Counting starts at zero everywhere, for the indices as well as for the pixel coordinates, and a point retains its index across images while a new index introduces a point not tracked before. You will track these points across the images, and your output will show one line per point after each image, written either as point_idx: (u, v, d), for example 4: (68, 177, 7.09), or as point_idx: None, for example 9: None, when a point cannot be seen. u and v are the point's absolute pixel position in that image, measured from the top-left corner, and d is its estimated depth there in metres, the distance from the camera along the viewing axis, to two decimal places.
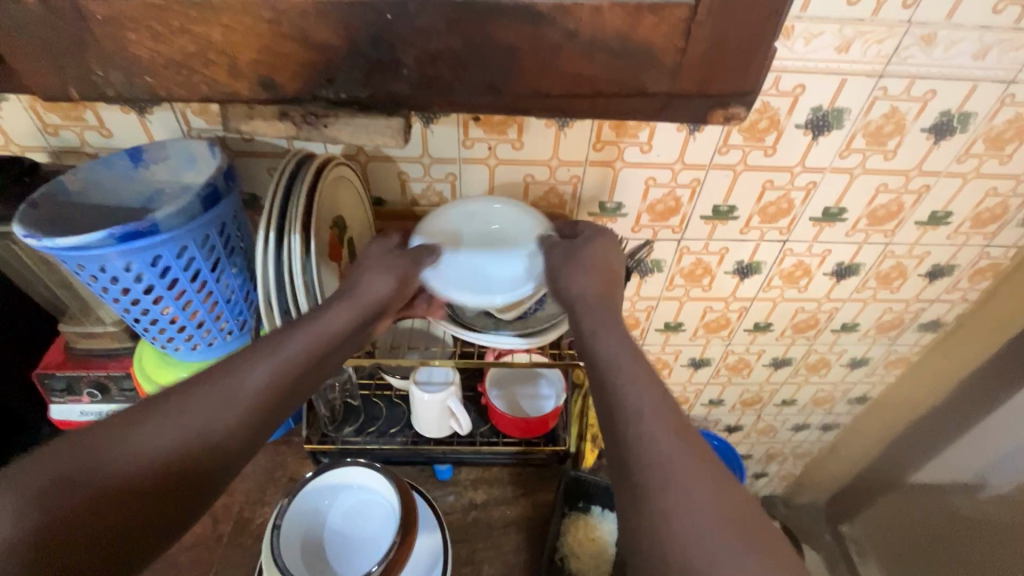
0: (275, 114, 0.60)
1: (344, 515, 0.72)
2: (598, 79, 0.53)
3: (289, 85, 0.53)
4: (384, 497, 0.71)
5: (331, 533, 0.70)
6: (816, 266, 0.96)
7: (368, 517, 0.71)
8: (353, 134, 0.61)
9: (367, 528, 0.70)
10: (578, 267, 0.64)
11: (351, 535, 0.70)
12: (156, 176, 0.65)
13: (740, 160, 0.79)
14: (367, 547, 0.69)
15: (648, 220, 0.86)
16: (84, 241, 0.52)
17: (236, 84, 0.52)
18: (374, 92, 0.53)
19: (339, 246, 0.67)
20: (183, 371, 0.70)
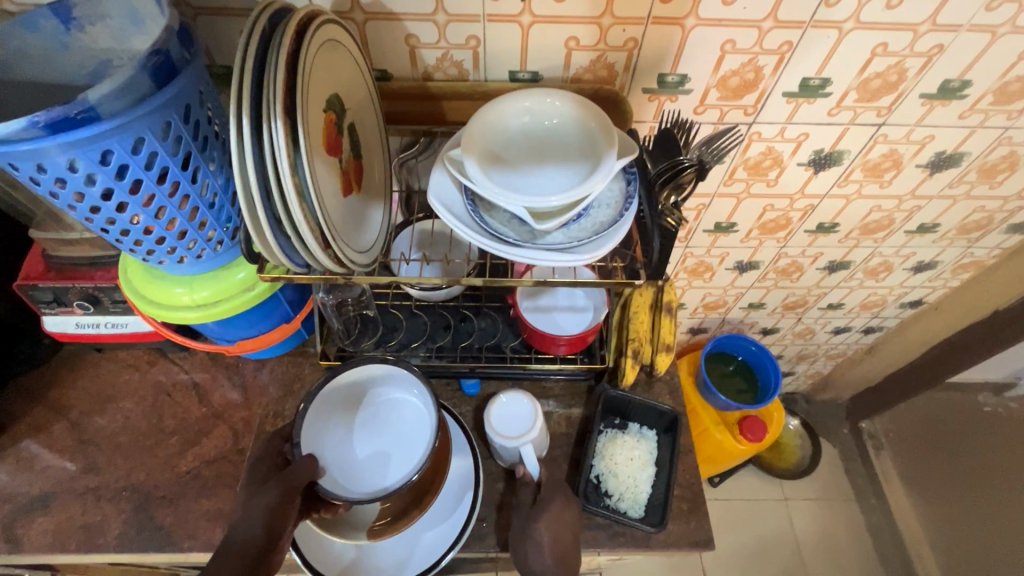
0: None
1: (370, 419, 0.66)
2: None
3: None
4: (414, 389, 0.66)
5: (361, 438, 0.65)
6: (910, 156, 0.80)
7: (399, 418, 0.66)
8: None
9: (401, 426, 0.66)
10: (544, 521, 0.60)
11: (384, 439, 0.65)
12: (98, 44, 0.52)
13: (852, 14, 0.60)
14: (402, 450, 0.64)
15: (717, 98, 0.69)
16: (1, 132, 0.39)
17: None
18: None
19: (338, 135, 0.53)
20: (175, 286, 0.61)
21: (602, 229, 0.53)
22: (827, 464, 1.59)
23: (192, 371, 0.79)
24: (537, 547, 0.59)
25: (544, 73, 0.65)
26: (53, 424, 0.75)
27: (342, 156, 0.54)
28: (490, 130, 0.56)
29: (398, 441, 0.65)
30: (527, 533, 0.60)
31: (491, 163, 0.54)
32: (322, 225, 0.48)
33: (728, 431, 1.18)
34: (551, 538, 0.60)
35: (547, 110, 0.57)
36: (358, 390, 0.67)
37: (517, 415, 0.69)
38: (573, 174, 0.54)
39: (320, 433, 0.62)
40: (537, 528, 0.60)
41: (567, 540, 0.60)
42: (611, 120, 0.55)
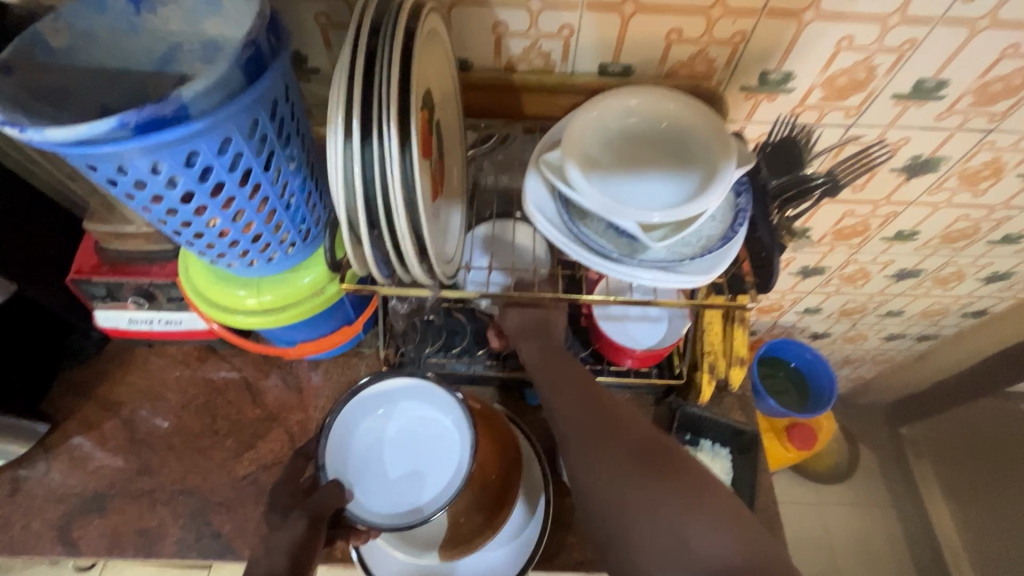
0: None
1: (403, 430, 0.64)
2: None
3: None
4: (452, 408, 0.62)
5: (390, 452, 0.62)
6: (1014, 164, 0.74)
7: (432, 434, 0.63)
8: None
9: (435, 446, 0.63)
10: (530, 337, 0.60)
11: (415, 457, 0.62)
12: (169, 26, 0.47)
13: (991, 11, 0.54)
14: (432, 471, 0.62)
15: (820, 98, 0.64)
16: (87, 133, 0.35)
17: None
18: None
19: (430, 135, 0.48)
20: (238, 289, 0.58)
21: (712, 247, 0.49)
22: (863, 469, 1.56)
23: (244, 368, 0.76)
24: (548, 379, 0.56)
25: (637, 67, 0.60)
26: (104, 422, 0.72)
27: (431, 159, 0.50)
28: (589, 129, 0.51)
29: (429, 460, 0.62)
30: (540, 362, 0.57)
31: (589, 167, 0.50)
32: (420, 237, 0.44)
33: (775, 438, 1.16)
34: (568, 398, 0.53)
35: (651, 113, 0.52)
36: (392, 398, 0.64)
37: None
38: (679, 185, 0.49)
39: (348, 443, 0.61)
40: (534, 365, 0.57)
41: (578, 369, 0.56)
42: (725, 126, 0.50)
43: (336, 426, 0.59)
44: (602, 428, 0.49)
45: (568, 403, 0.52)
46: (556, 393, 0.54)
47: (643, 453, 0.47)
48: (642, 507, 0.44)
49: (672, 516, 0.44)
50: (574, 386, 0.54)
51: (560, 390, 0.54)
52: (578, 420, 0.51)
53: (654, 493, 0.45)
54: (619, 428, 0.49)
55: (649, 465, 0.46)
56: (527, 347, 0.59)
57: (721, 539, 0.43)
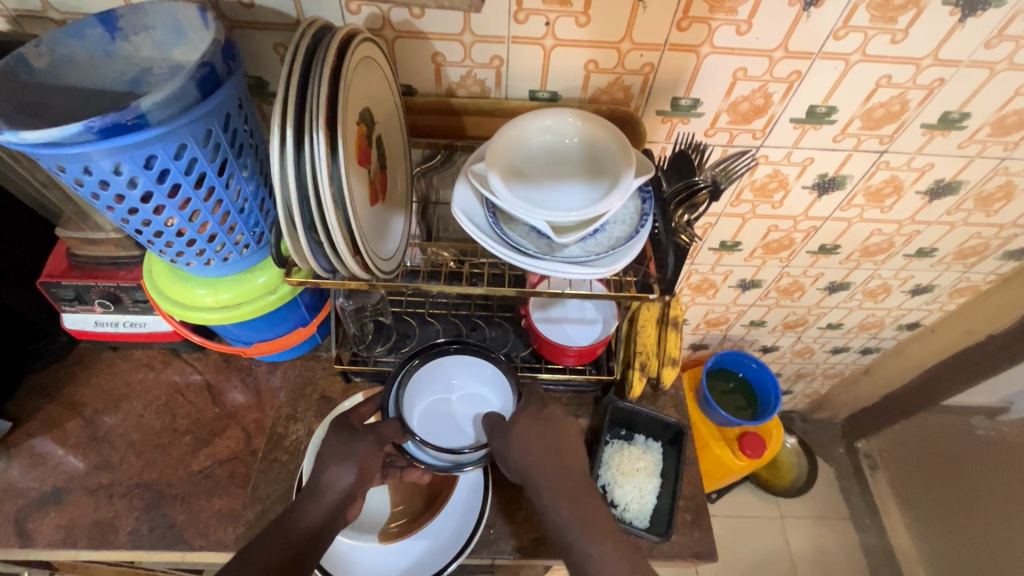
0: None
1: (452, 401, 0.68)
2: None
3: None
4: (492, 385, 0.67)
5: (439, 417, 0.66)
6: (911, 183, 0.83)
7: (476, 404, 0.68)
8: None
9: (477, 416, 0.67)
10: (519, 446, 0.60)
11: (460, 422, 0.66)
12: (140, 53, 0.54)
13: (858, 47, 0.63)
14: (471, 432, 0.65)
15: (727, 122, 0.72)
16: (57, 136, 0.41)
17: None
18: None
19: (368, 147, 0.55)
20: (198, 287, 0.62)
21: (618, 245, 0.55)
22: (823, 483, 1.60)
23: (205, 371, 0.80)
24: (525, 447, 0.60)
25: (563, 93, 0.68)
26: (66, 421, 0.75)
27: (370, 168, 0.56)
28: (514, 145, 0.59)
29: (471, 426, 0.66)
30: (511, 436, 0.60)
31: (511, 176, 0.57)
32: (353, 233, 0.50)
33: (727, 446, 1.20)
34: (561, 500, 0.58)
35: (568, 130, 0.59)
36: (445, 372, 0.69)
37: None
38: (589, 192, 0.56)
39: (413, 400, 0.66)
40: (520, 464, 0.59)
41: (553, 440, 0.61)
42: (628, 142, 0.57)
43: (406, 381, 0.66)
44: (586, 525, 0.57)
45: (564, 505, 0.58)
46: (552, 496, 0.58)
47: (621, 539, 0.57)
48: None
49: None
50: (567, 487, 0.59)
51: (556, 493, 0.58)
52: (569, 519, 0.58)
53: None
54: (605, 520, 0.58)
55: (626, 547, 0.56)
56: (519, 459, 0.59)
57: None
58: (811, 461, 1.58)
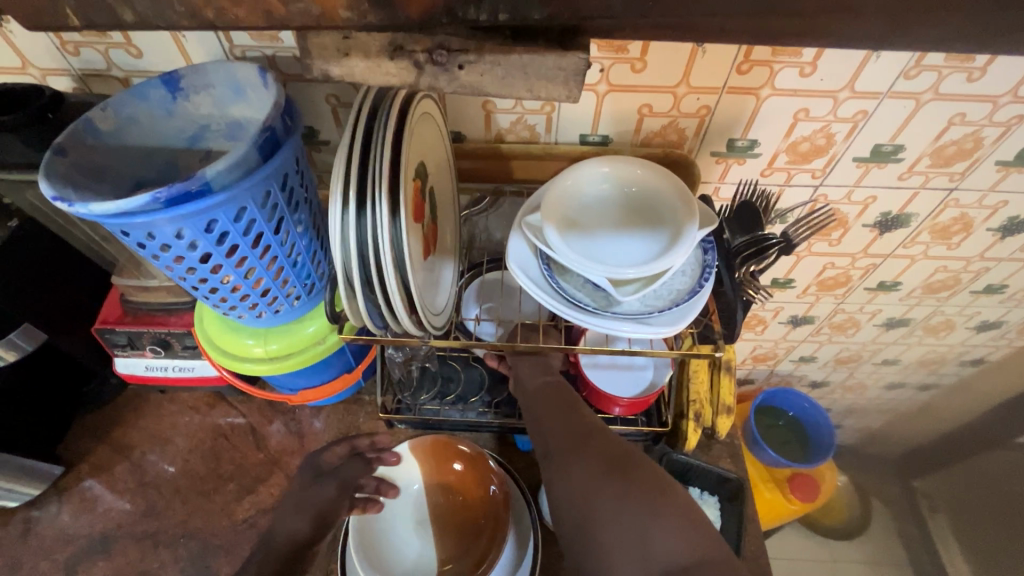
0: None
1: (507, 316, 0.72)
2: None
3: None
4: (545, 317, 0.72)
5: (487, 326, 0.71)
6: (982, 220, 0.78)
7: None
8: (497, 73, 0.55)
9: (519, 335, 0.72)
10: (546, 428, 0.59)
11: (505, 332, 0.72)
12: (199, 110, 0.55)
13: (931, 86, 0.60)
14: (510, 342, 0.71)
15: (786, 162, 0.69)
16: (126, 207, 0.41)
17: None
18: None
19: (422, 201, 0.54)
20: (247, 338, 0.62)
21: (681, 300, 0.53)
22: (876, 524, 1.51)
23: (249, 415, 0.80)
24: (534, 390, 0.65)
25: (614, 137, 0.66)
26: (115, 465, 0.76)
27: (423, 221, 0.55)
28: (567, 195, 0.57)
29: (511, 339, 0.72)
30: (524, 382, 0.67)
31: (565, 226, 0.55)
32: (409, 292, 0.48)
33: (776, 489, 1.15)
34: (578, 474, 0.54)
35: (623, 179, 0.58)
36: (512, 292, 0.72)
37: None
38: (649, 243, 0.54)
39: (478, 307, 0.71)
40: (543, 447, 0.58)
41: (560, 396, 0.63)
42: (687, 191, 0.55)
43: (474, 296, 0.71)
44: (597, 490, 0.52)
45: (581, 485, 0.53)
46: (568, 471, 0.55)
47: (615, 462, 0.53)
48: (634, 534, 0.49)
49: (621, 507, 0.50)
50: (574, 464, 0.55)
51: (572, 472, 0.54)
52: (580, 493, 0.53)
53: (615, 495, 0.51)
54: (586, 449, 0.55)
55: (622, 475, 0.52)
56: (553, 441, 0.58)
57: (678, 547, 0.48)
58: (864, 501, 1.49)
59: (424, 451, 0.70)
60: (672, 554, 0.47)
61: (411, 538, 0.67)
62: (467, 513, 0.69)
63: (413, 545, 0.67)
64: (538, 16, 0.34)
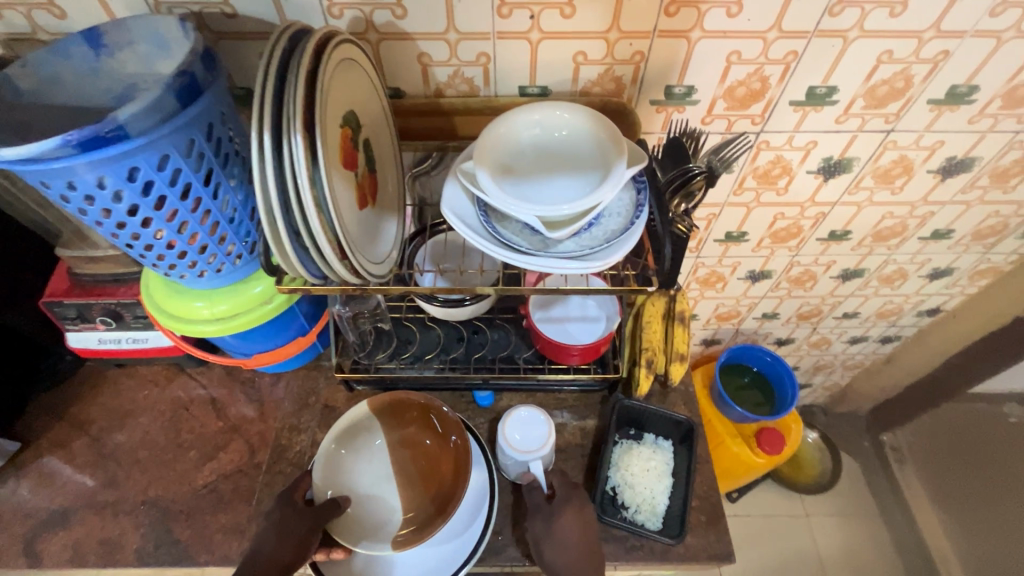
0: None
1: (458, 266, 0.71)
2: None
3: None
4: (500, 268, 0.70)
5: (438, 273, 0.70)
6: (921, 162, 0.80)
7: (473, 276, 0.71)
8: None
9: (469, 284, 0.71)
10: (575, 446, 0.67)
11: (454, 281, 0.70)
12: (125, 69, 0.53)
13: (856, 23, 0.61)
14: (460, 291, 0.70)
15: (724, 109, 0.70)
16: (38, 151, 0.41)
17: None
18: None
19: (354, 150, 0.54)
20: (195, 300, 0.62)
21: (614, 238, 0.53)
22: (848, 478, 1.55)
23: (209, 386, 0.80)
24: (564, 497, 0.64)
25: (553, 88, 0.67)
26: (74, 440, 0.76)
27: (357, 171, 0.56)
28: (501, 142, 0.58)
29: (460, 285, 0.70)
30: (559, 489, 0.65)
31: (498, 172, 0.56)
32: (338, 236, 0.49)
33: (745, 444, 1.16)
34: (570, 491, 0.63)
35: (557, 124, 0.58)
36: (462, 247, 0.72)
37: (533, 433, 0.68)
38: (582, 185, 0.55)
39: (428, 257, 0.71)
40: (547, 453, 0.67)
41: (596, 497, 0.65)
42: (620, 132, 0.56)
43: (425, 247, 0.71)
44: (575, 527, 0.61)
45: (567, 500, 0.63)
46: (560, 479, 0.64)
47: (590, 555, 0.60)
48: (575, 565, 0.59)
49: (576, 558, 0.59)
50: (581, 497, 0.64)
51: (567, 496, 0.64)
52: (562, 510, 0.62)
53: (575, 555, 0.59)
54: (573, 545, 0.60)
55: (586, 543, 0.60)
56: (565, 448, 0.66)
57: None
58: (835, 457, 1.53)
59: (384, 405, 0.70)
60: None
61: (376, 488, 0.67)
62: (430, 466, 0.68)
63: (378, 496, 0.67)
64: None
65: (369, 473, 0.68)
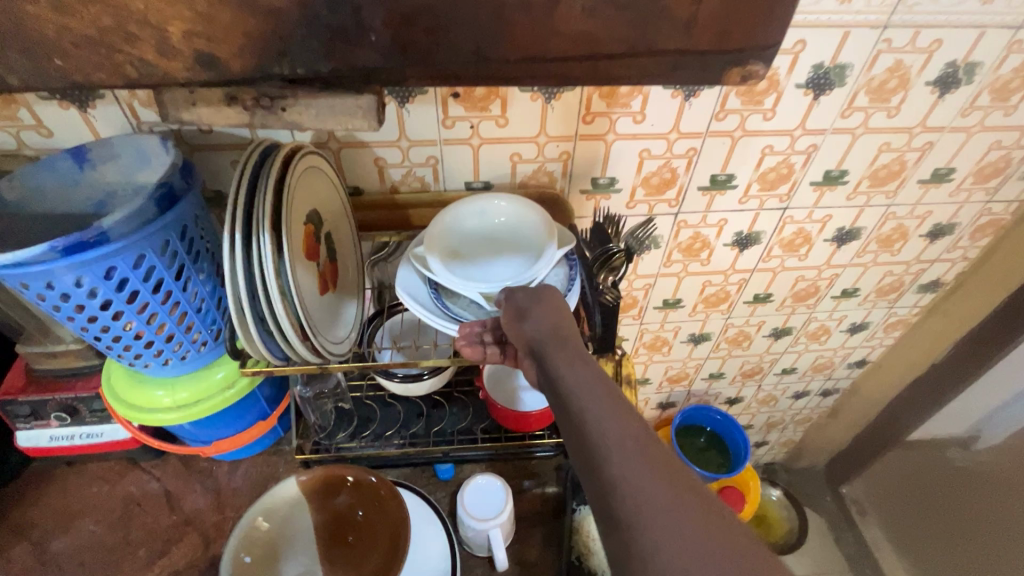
0: (221, 97, 0.52)
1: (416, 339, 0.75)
2: (594, 39, 0.45)
3: (233, 61, 0.43)
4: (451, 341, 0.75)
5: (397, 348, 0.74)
6: (817, 232, 0.93)
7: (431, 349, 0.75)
8: (315, 117, 0.52)
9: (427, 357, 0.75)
10: (542, 305, 0.56)
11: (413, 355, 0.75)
12: (105, 178, 0.59)
13: (738, 125, 0.75)
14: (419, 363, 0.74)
15: (644, 195, 0.82)
16: (24, 257, 0.46)
17: (169, 65, 0.43)
18: (339, 66, 0.45)
19: (317, 242, 0.61)
20: (155, 389, 0.65)
21: None
22: (815, 535, 1.57)
23: (164, 479, 0.79)
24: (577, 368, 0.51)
25: (494, 182, 0.77)
26: (12, 547, 0.72)
27: (319, 261, 0.62)
28: (446, 229, 0.65)
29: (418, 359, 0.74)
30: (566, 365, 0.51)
31: (446, 254, 0.63)
32: (301, 321, 0.54)
33: None
34: (655, 475, 0.42)
35: (495, 211, 0.67)
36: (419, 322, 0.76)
37: (490, 501, 0.70)
38: (520, 264, 0.63)
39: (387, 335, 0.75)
40: (563, 380, 0.50)
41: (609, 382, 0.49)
42: (551, 218, 0.64)
43: (387, 324, 0.76)
44: (693, 525, 0.39)
45: (632, 465, 0.42)
46: (623, 451, 0.43)
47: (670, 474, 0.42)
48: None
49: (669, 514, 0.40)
50: (643, 429, 0.45)
51: (626, 428, 0.45)
52: (678, 525, 0.39)
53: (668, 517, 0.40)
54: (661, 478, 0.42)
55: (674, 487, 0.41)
56: (533, 324, 0.55)
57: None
58: (800, 512, 1.56)
59: (308, 485, 0.67)
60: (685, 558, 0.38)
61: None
62: (360, 537, 0.66)
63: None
64: (326, 68, 0.45)
65: (296, 560, 0.64)
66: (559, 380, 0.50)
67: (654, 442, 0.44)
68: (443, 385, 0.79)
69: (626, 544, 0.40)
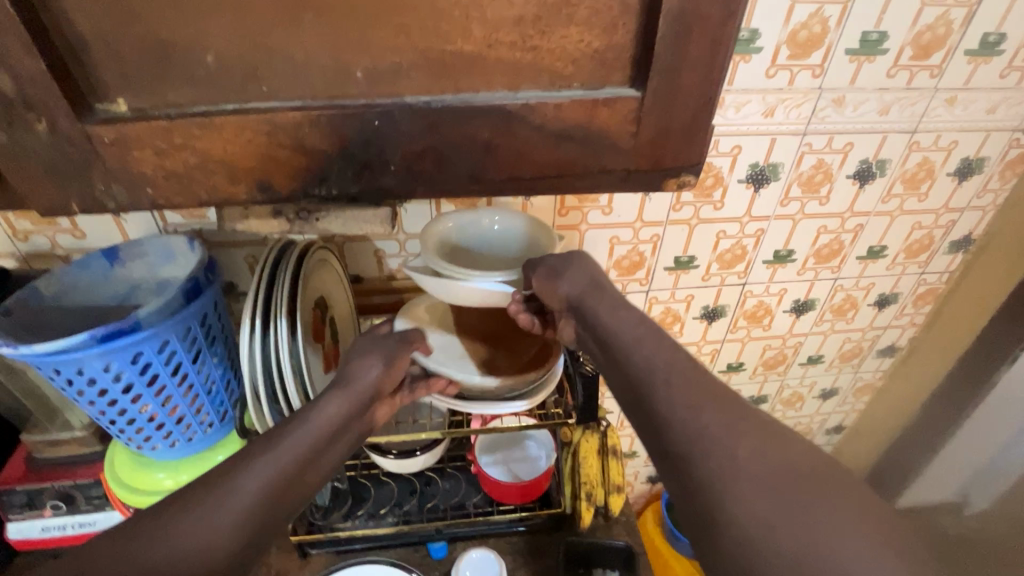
0: (268, 212, 0.55)
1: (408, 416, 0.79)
2: (566, 163, 0.45)
3: (283, 187, 0.44)
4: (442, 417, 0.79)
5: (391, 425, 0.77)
6: (776, 304, 1.02)
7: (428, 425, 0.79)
8: (339, 228, 0.56)
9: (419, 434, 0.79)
10: (571, 269, 0.61)
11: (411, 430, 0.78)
12: (133, 274, 0.67)
13: (693, 215, 0.86)
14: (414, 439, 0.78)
15: (616, 275, 0.91)
16: (64, 344, 0.51)
17: (232, 189, 0.43)
18: (366, 188, 0.45)
19: (322, 326, 0.67)
20: (158, 472, 0.67)
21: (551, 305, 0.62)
22: None
23: None
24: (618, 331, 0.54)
25: None
26: None
27: (324, 342, 0.68)
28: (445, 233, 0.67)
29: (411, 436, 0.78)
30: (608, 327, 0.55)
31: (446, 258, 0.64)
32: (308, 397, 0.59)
33: None
34: (714, 417, 0.43)
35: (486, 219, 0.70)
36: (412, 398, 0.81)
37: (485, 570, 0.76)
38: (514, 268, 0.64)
39: None
40: (608, 330, 0.55)
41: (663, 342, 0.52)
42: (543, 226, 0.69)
43: None
44: (765, 465, 0.40)
45: (689, 406, 0.44)
46: (678, 396, 0.45)
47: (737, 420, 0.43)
48: (828, 526, 0.37)
49: (738, 449, 0.41)
50: (689, 365, 0.48)
51: (671, 368, 0.48)
52: (744, 446, 0.41)
53: (739, 455, 0.40)
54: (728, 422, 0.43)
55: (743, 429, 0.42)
56: (568, 283, 0.60)
57: (888, 542, 0.36)
58: None
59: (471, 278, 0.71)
60: (756, 488, 0.39)
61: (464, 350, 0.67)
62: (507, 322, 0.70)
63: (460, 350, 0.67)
64: (354, 189, 0.45)
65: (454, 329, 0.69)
66: (601, 330, 0.56)
67: (705, 376, 0.47)
68: (436, 460, 0.82)
69: (694, 466, 0.41)
